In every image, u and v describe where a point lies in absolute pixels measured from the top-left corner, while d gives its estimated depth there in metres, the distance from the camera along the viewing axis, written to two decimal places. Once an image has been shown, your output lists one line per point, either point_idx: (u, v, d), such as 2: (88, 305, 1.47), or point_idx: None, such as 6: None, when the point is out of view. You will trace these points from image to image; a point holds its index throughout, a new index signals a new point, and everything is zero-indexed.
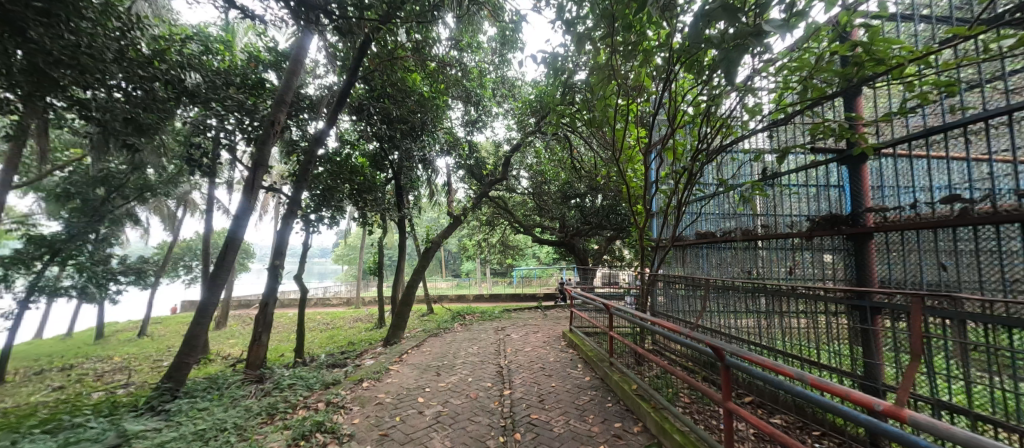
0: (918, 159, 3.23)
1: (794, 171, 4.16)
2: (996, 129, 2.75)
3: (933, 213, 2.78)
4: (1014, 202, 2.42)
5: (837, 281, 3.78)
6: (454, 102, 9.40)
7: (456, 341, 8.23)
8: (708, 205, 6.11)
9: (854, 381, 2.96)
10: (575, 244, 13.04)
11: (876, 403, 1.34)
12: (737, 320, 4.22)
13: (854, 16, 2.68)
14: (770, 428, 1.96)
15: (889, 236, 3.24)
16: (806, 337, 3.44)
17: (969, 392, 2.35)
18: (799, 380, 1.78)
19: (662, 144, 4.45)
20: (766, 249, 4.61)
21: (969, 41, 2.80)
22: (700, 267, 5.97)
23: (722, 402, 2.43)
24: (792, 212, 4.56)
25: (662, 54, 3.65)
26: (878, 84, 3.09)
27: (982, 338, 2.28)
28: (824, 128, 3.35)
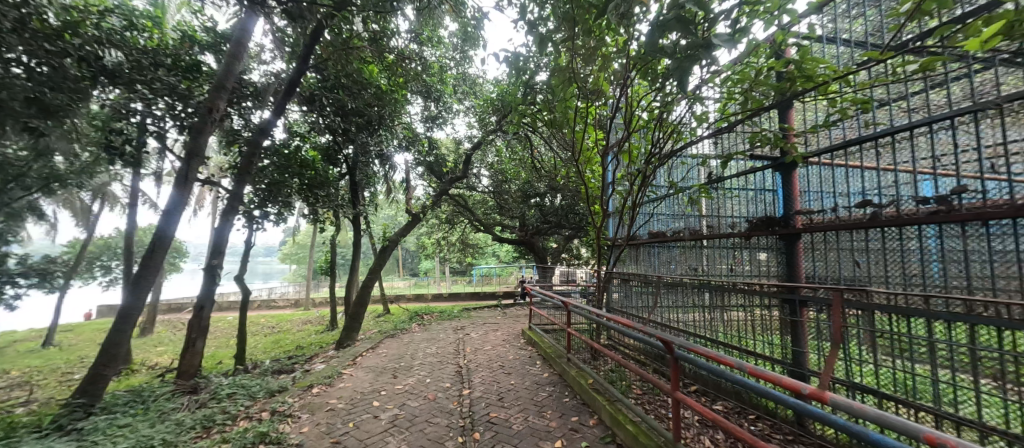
0: (838, 168, 3.61)
1: (735, 176, 4.50)
2: (899, 143, 3.14)
3: (850, 216, 3.12)
4: (913, 207, 2.78)
5: (771, 277, 4.13)
6: (413, 97, 9.18)
7: (414, 342, 8.06)
8: (659, 206, 6.45)
9: (784, 368, 3.25)
10: (535, 243, 13.21)
11: (802, 387, 1.50)
12: (684, 315, 4.48)
13: (788, 36, 2.94)
14: (713, 415, 2.12)
15: (814, 236, 3.59)
16: (744, 329, 3.73)
17: (875, 375, 2.67)
18: (739, 369, 1.94)
19: (618, 147, 4.62)
20: (710, 248, 4.94)
21: (880, 64, 3.16)
22: (651, 265, 6.29)
23: (671, 392, 2.58)
24: (733, 213, 4.93)
25: (619, 60, 3.78)
26: (807, 99, 3.40)
27: (887, 326, 2.58)
28: (762, 136, 3.66)
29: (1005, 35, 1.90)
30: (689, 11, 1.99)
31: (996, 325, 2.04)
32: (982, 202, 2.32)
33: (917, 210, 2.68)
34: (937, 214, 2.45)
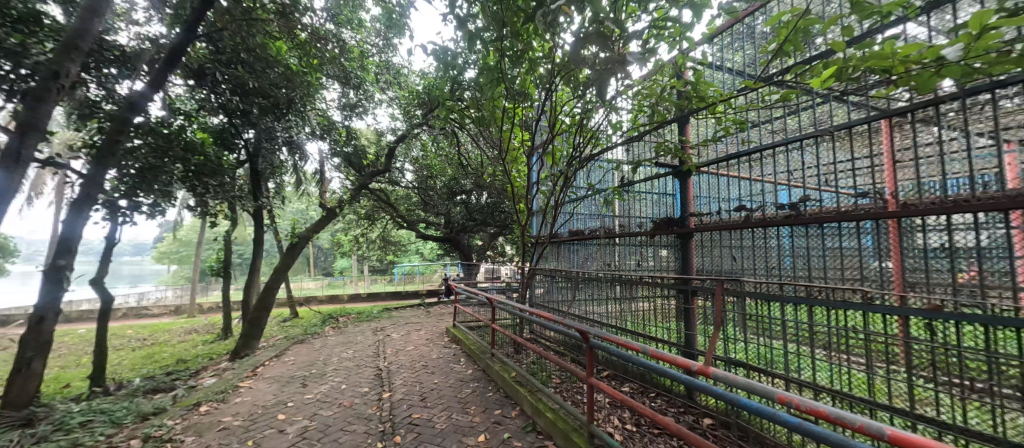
0: (722, 177, 4.22)
1: (643, 180, 4.99)
2: (766, 158, 3.79)
3: (730, 218, 3.68)
4: (774, 212, 3.38)
5: (670, 271, 4.68)
6: (330, 82, 8.50)
7: (326, 347, 7.48)
8: (577, 206, 6.87)
9: (678, 350, 3.72)
10: (460, 240, 13.12)
11: (692, 365, 1.78)
12: (598, 307, 4.86)
13: (687, 59, 3.35)
14: (621, 395, 2.36)
15: (704, 235, 4.15)
16: (648, 317, 4.18)
17: (744, 351, 3.21)
18: (643, 353, 2.19)
19: (542, 148, 4.81)
20: (622, 245, 5.42)
21: (754, 91, 3.78)
22: (570, 261, 6.68)
23: (587, 378, 2.79)
24: (640, 214, 5.46)
25: (545, 65, 3.95)
26: (701, 117, 3.92)
27: (754, 310, 3.12)
28: (666, 146, 4.14)
29: (837, 79, 2.41)
30: (608, 28, 2.17)
31: (826, 307, 2.59)
32: (820, 209, 2.92)
33: (777, 215, 3.28)
34: (790, 219, 3.04)
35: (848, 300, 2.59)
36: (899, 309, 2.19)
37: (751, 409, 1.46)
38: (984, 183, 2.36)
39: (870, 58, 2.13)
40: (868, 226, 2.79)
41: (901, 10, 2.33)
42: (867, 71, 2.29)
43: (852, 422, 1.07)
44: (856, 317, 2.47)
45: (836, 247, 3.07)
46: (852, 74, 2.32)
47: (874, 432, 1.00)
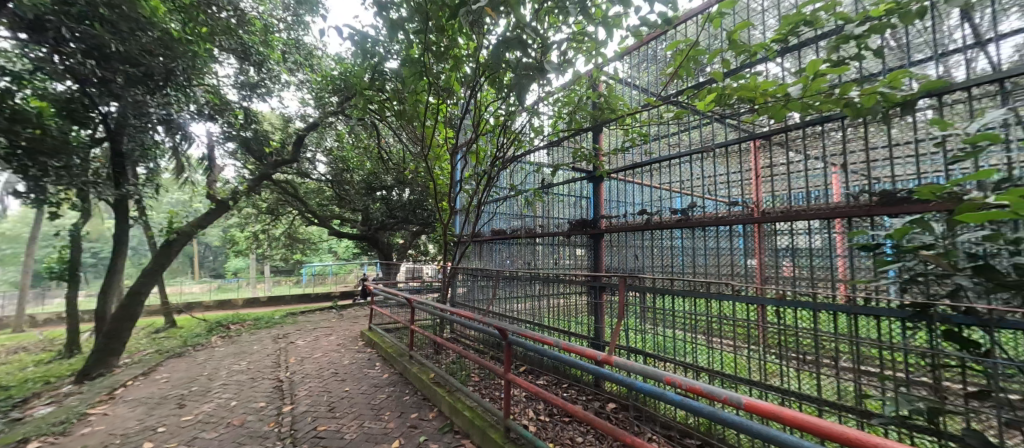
0: (629, 183, 4.65)
1: (561, 183, 5.26)
2: (665, 168, 4.26)
3: (635, 221, 4.06)
4: (670, 216, 3.81)
5: (583, 268, 5.00)
6: (224, 55, 7.44)
7: (214, 359, 6.52)
8: (500, 205, 6.99)
9: (588, 341, 4.01)
10: (379, 239, 12.43)
11: (597, 355, 2.04)
12: (518, 304, 4.98)
13: (601, 73, 3.63)
14: (536, 388, 2.48)
15: (613, 236, 4.53)
16: (563, 313, 4.42)
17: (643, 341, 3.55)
18: (556, 347, 2.34)
19: (466, 147, 4.78)
20: (542, 245, 5.64)
21: (655, 108, 4.23)
22: (492, 260, 6.76)
23: (504, 374, 2.86)
24: (558, 215, 5.75)
25: (470, 64, 3.94)
26: (612, 127, 4.27)
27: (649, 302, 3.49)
28: (582, 152, 4.43)
29: (717, 104, 2.82)
30: (528, 35, 2.25)
31: (708, 298, 3.01)
32: (706, 215, 3.38)
33: (671, 219, 3.72)
34: (682, 223, 3.47)
35: (724, 292, 3.04)
36: (758, 299, 2.64)
37: (643, 391, 1.75)
38: (818, 196, 2.96)
39: (742, 88, 2.53)
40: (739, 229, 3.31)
41: (764, 51, 2.81)
42: (739, 99, 2.71)
43: (719, 395, 1.34)
44: (730, 306, 2.91)
45: (718, 247, 3.57)
46: (728, 101, 2.73)
47: (734, 402, 1.29)
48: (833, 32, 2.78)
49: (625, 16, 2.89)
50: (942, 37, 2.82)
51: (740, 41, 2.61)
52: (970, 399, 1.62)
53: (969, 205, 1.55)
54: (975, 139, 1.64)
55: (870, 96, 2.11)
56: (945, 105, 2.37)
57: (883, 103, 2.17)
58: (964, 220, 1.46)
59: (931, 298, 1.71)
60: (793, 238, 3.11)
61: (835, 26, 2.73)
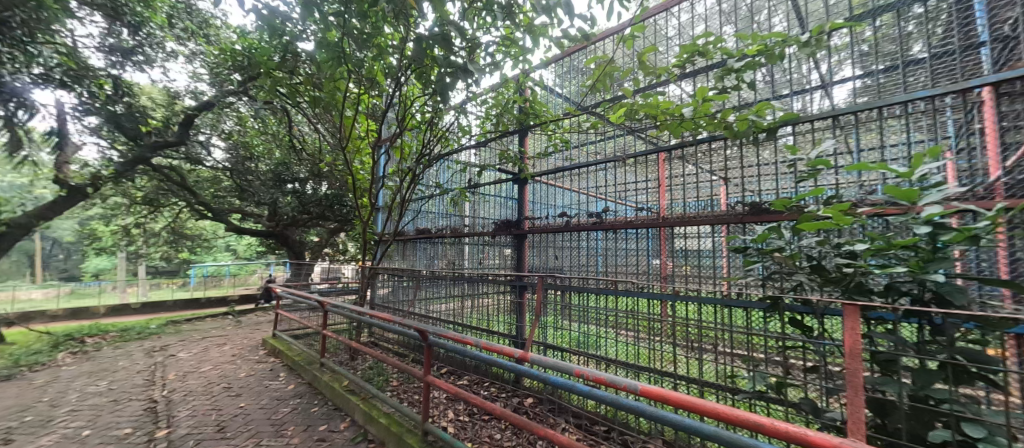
0: (552, 186, 4.86)
1: (487, 184, 5.30)
2: (585, 173, 4.53)
3: (557, 223, 4.25)
4: (589, 219, 4.04)
5: (507, 268, 5.08)
6: (85, 11, 6.14)
7: (61, 381, 5.33)
8: (426, 204, 6.80)
9: (510, 340, 4.11)
10: (289, 236, 11.26)
11: (515, 352, 2.16)
12: (443, 305, 4.85)
13: (528, 79, 3.73)
14: (455, 389, 2.48)
15: (535, 237, 4.69)
16: (488, 312, 4.44)
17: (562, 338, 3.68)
18: (476, 346, 2.38)
19: (389, 141, 4.56)
20: (469, 245, 5.61)
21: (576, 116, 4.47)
22: (416, 261, 6.55)
23: (423, 377, 2.79)
24: (483, 215, 5.77)
25: (395, 55, 3.77)
26: (537, 132, 4.41)
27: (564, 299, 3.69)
28: (508, 154, 4.53)
29: (627, 117, 3.09)
30: (453, 33, 2.24)
31: (619, 295, 3.28)
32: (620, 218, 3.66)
33: (588, 221, 3.98)
34: (597, 225, 3.73)
35: (632, 290, 3.33)
36: (659, 295, 2.96)
37: (556, 384, 1.91)
38: (710, 205, 3.39)
39: (648, 106, 2.81)
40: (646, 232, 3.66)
41: (667, 74, 3.15)
42: (644, 116, 3.01)
43: (620, 384, 1.52)
44: (636, 302, 3.20)
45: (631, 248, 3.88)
46: (635, 116, 3.02)
47: (632, 389, 1.46)
48: (720, 63, 3.23)
49: (549, 27, 3.02)
50: (799, 78, 3.43)
51: (648, 63, 2.90)
52: (807, 373, 2.00)
53: (807, 215, 1.92)
54: (814, 163, 2.03)
55: (743, 122, 2.52)
56: (799, 133, 2.89)
57: (752, 127, 2.60)
58: (804, 227, 1.80)
59: (781, 292, 2.08)
60: (689, 241, 3.51)
61: (722, 59, 3.17)
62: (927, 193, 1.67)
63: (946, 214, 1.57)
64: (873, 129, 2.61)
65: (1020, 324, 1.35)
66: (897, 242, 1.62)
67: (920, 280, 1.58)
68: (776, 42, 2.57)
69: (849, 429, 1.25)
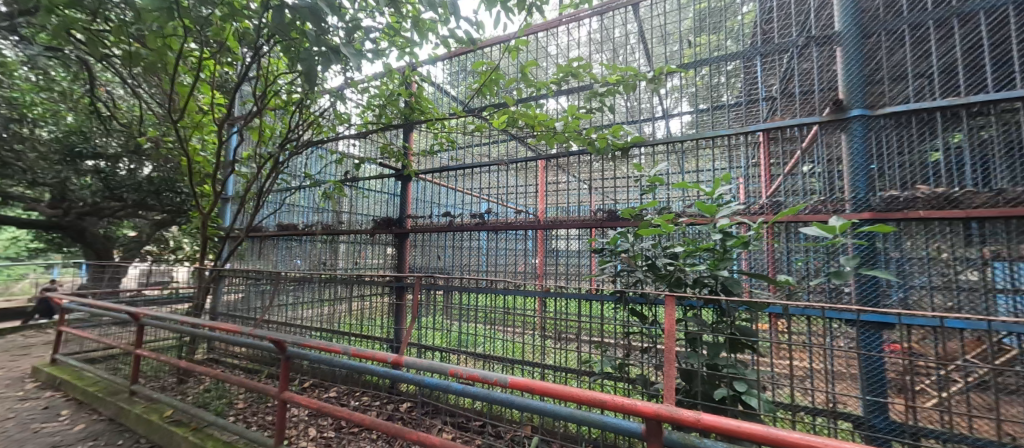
0: (438, 185, 4.79)
1: (368, 178, 4.93)
2: (471, 174, 4.59)
3: (440, 222, 4.22)
4: (472, 219, 4.12)
5: (386, 269, 4.79)
6: None
7: None
8: (292, 196, 5.98)
9: (386, 345, 3.90)
10: (88, 230, 8.60)
11: (388, 357, 2.08)
12: (299, 310, 4.21)
13: (414, 73, 3.57)
14: (317, 404, 2.24)
15: (418, 236, 4.57)
16: (363, 317, 3.99)
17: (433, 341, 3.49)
18: (345, 354, 2.21)
19: (243, 120, 3.85)
20: (344, 243, 5.13)
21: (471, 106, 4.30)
22: (277, 260, 5.70)
23: (279, 395, 2.45)
24: (362, 211, 5.35)
25: (253, 20, 3.20)
26: (422, 129, 4.28)
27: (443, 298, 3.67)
28: (390, 148, 4.30)
29: (509, 124, 3.24)
30: (326, 9, 2.01)
31: (497, 294, 3.42)
32: (501, 220, 3.84)
33: (472, 222, 4.06)
34: (480, 226, 3.85)
35: (510, 288, 3.51)
36: (533, 292, 3.21)
37: (431, 386, 1.91)
38: (579, 210, 3.80)
39: (526, 115, 3.01)
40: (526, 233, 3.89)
41: (545, 89, 3.41)
42: (524, 125, 3.21)
43: (491, 378, 1.60)
44: (514, 300, 3.39)
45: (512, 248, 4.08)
46: (516, 124, 3.19)
47: (502, 383, 1.56)
48: (590, 86, 3.66)
49: (436, 23, 2.97)
50: (649, 107, 4.11)
51: (530, 76, 3.09)
52: (643, 354, 2.40)
53: (646, 223, 2.33)
54: (652, 179, 2.49)
55: (604, 140, 2.92)
56: (647, 154, 3.45)
57: (611, 145, 3.02)
58: (642, 232, 2.18)
59: (626, 287, 2.46)
60: (563, 242, 3.87)
61: (591, 82, 3.58)
62: (722, 208, 2.20)
63: (731, 224, 2.09)
64: (695, 156, 3.29)
65: (769, 306, 1.88)
66: (701, 245, 2.10)
67: (715, 274, 2.07)
68: (631, 75, 3.03)
69: (665, 395, 1.58)
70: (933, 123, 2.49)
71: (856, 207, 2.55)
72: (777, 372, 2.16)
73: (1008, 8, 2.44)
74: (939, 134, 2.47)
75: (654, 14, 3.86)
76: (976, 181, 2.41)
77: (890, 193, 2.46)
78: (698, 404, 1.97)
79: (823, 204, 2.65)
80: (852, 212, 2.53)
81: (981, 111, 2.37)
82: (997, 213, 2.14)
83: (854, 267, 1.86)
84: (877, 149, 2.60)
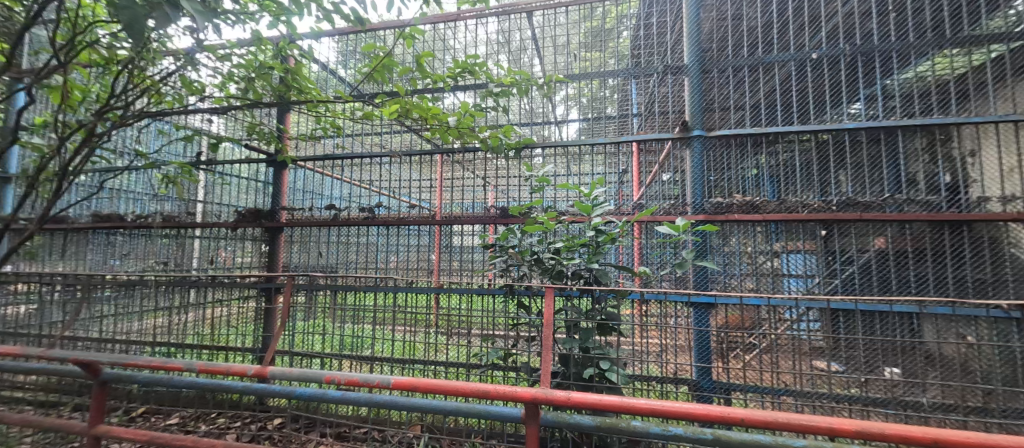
0: (321, 174, 4.32)
1: (230, 162, 4.17)
2: (358, 164, 4.25)
3: (322, 216, 3.82)
4: (360, 213, 3.82)
5: (252, 269, 4.14)
6: None
7: None
8: (117, 178, 4.73)
9: (251, 355, 3.39)
10: None
11: (248, 370, 1.84)
12: (108, 325, 3.21)
13: (291, 46, 3.13)
14: (150, 435, 1.84)
15: (293, 231, 4.07)
16: (214, 326, 3.26)
17: (307, 349, 3.13)
18: (189, 371, 1.89)
19: (33, 74, 2.87)
20: (195, 238, 4.27)
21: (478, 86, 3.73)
22: (88, 261, 4.38)
23: (88, 431, 1.93)
24: (222, 201, 4.52)
25: None
26: (300, 110, 3.79)
27: (323, 300, 3.34)
28: (260, 129, 3.47)
29: (401, 115, 3.08)
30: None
31: (385, 292, 3.26)
32: (393, 215, 3.65)
33: (360, 216, 3.77)
34: (369, 221, 3.61)
35: (402, 286, 3.37)
36: (424, 289, 3.15)
37: (303, 396, 1.76)
38: (472, 206, 3.84)
39: (419, 107, 2.89)
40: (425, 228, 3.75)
41: (441, 82, 3.33)
42: (417, 117, 3.09)
43: (371, 382, 1.62)
44: (404, 297, 3.27)
45: (404, 245, 3.91)
46: (408, 116, 3.04)
47: (384, 384, 1.60)
48: (484, 85, 3.71)
49: None
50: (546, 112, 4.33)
51: (425, 67, 2.99)
52: (526, 343, 2.55)
53: (531, 220, 2.50)
54: (539, 180, 2.66)
55: (496, 139, 3.02)
56: (545, 155, 3.65)
57: (503, 145, 3.11)
58: (528, 228, 2.33)
59: (513, 281, 2.60)
60: (457, 238, 3.86)
61: (485, 82, 3.65)
62: (597, 208, 2.47)
63: (603, 222, 2.38)
64: (579, 161, 3.62)
65: (630, 293, 2.18)
66: (578, 241, 2.34)
67: (590, 267, 2.33)
68: (524, 79, 3.15)
69: (542, 379, 1.69)
70: (745, 146, 3.20)
71: (694, 211, 3.12)
72: (636, 351, 2.53)
73: (792, 63, 3.25)
74: (749, 155, 3.20)
75: (550, 24, 4.07)
76: (770, 193, 3.17)
77: (717, 200, 3.08)
78: (571, 384, 2.19)
79: (673, 207, 3.18)
80: (692, 215, 3.09)
81: (775, 140, 3.13)
82: (779, 217, 2.86)
83: (692, 259, 2.29)
84: (710, 164, 3.22)
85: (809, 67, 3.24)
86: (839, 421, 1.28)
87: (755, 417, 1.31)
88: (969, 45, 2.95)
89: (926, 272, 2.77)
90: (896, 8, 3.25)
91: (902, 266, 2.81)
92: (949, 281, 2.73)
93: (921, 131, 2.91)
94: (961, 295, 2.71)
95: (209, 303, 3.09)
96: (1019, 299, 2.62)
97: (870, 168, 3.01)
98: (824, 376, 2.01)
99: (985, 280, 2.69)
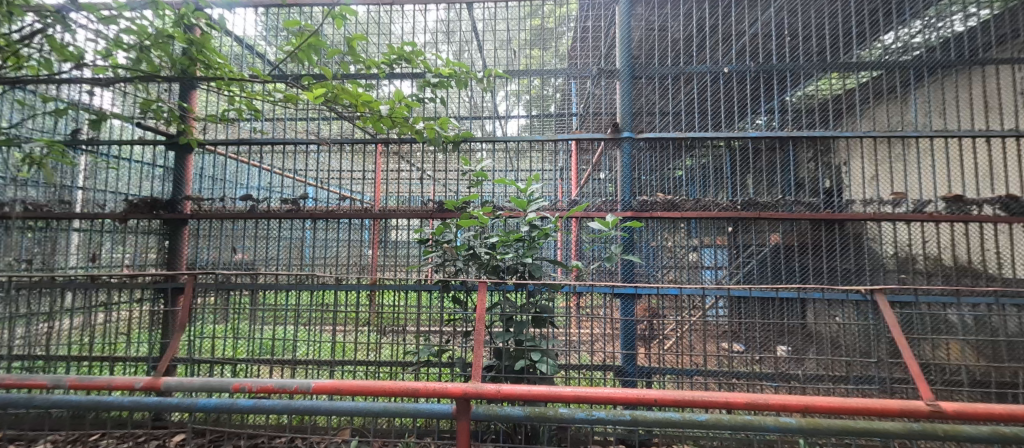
0: (235, 161, 3.86)
1: (117, 143, 3.58)
2: (278, 151, 3.86)
3: (234, 207, 3.44)
4: (279, 206, 3.51)
5: (148, 266, 3.61)
6: None
7: None
8: None
9: (146, 365, 2.95)
10: None
11: (136, 382, 1.61)
12: None
13: (198, 13, 2.72)
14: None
15: (200, 224, 3.62)
16: (95, 334, 2.79)
17: (216, 355, 2.81)
18: (57, 386, 1.61)
19: None
20: (73, 232, 3.60)
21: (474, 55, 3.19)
22: None
23: None
24: (108, 188, 3.86)
25: None
26: (209, 87, 3.35)
27: (235, 300, 3.00)
28: (155, 106, 2.98)
29: (328, 101, 2.84)
30: None
31: (311, 289, 3.03)
32: (318, 208, 3.40)
33: (282, 209, 3.46)
34: (291, 214, 3.33)
35: (331, 283, 3.15)
36: (355, 286, 2.98)
37: (207, 408, 1.58)
38: (408, 199, 3.70)
39: (348, 93, 2.69)
40: (360, 222, 3.56)
41: (376, 68, 3.14)
42: (347, 104, 2.89)
43: (289, 387, 1.51)
44: (331, 294, 3.06)
45: (335, 240, 3.67)
46: (337, 101, 2.83)
47: (303, 389, 1.51)
48: (422, 75, 3.58)
49: None
50: (487, 107, 4.31)
51: (357, 50, 2.79)
52: (459, 340, 2.52)
53: (467, 215, 2.48)
54: (477, 175, 2.66)
55: (431, 131, 2.95)
56: (486, 150, 3.63)
57: (439, 137, 3.05)
58: (464, 222, 2.32)
59: (448, 276, 2.57)
60: (395, 233, 3.71)
61: (423, 72, 3.52)
62: (532, 204, 2.50)
63: (538, 218, 2.43)
64: (518, 156, 3.65)
65: (561, 287, 2.25)
66: (513, 235, 2.36)
67: (524, 261, 2.38)
68: (463, 72, 3.07)
69: (473, 373, 1.69)
70: (668, 150, 3.46)
71: (623, 208, 3.31)
72: (568, 343, 2.62)
73: (708, 76, 3.56)
74: (671, 158, 3.47)
75: (491, 19, 4.06)
76: (688, 193, 3.46)
77: (642, 198, 3.30)
78: (503, 377, 2.22)
79: (604, 204, 3.35)
80: (621, 211, 3.27)
81: (692, 145, 3.44)
82: (695, 215, 3.15)
83: (619, 253, 2.44)
84: (638, 165, 3.43)
85: (723, 80, 3.58)
86: (734, 395, 1.46)
87: (666, 397, 1.44)
88: (843, 71, 3.44)
89: (808, 263, 3.23)
90: (791, 33, 3.70)
91: (790, 258, 3.26)
92: (823, 272, 3.22)
93: (807, 142, 3.36)
94: (832, 282, 3.19)
95: (89, 307, 2.63)
96: (874, 284, 3.14)
97: (768, 172, 3.41)
98: (728, 357, 2.25)
99: (850, 269, 3.19)
